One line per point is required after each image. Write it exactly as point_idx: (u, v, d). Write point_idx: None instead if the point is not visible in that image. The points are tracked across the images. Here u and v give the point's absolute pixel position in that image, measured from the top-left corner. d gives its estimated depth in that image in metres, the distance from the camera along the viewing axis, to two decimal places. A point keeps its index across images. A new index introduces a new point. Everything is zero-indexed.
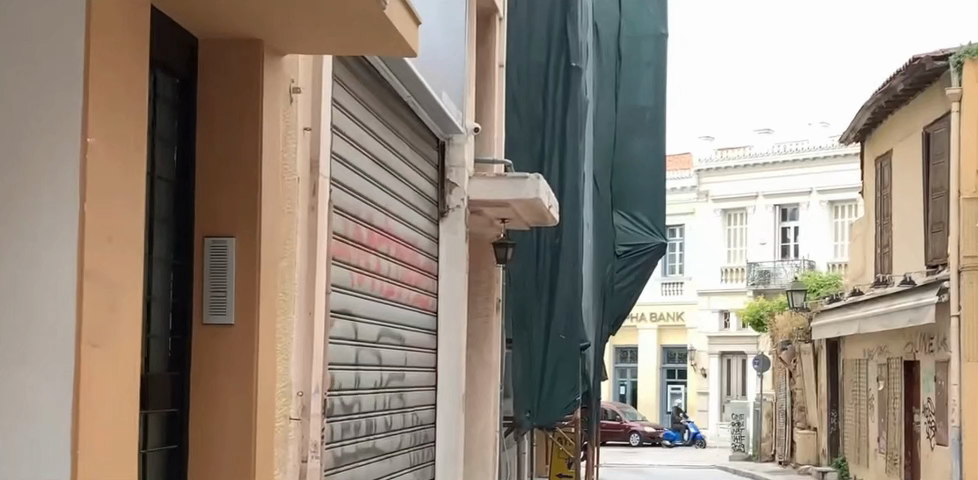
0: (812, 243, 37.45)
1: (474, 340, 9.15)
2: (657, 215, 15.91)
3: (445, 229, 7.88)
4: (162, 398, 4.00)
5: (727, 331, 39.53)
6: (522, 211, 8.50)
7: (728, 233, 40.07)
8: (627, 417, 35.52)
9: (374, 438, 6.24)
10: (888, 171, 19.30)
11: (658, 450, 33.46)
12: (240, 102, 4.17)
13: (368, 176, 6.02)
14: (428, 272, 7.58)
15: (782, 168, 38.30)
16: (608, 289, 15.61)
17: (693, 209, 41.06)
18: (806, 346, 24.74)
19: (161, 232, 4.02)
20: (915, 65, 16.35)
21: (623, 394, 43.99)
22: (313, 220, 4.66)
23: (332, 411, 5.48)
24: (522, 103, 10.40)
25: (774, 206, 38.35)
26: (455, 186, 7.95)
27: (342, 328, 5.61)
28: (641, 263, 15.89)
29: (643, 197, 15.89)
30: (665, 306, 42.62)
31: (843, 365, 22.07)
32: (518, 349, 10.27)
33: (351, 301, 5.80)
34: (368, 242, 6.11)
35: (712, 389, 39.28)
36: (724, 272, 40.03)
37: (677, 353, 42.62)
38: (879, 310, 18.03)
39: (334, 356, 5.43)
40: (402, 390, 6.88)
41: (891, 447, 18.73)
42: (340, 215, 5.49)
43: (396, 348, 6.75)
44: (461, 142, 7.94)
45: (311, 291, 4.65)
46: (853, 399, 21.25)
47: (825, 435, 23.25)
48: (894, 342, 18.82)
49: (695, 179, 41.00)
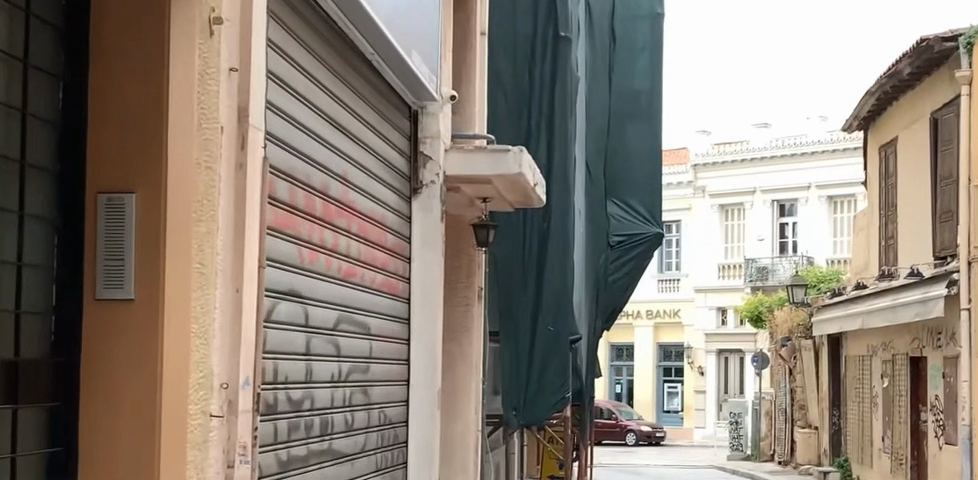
0: (810, 238, 36.70)
1: (454, 332, 8.38)
2: (652, 206, 15.36)
3: (418, 208, 7.12)
4: (43, 389, 3.26)
5: (725, 329, 38.76)
6: (505, 189, 7.73)
7: (725, 229, 39.18)
8: (624, 416, 34.76)
9: (330, 439, 5.48)
10: (893, 160, 18.55)
11: (654, 450, 32.70)
12: (140, 31, 3.44)
13: (322, 139, 5.29)
14: (397, 253, 6.83)
15: (780, 162, 37.50)
16: (603, 283, 14.78)
17: (691, 204, 40.32)
18: (807, 343, 23.97)
19: (41, 187, 3.28)
20: (923, 46, 15.61)
21: (619, 393, 43.16)
22: (241, 178, 3.91)
23: (277, 408, 4.72)
24: (506, 77, 9.63)
25: (773, 202, 37.58)
26: (429, 159, 7.18)
27: (288, 311, 4.84)
28: (636, 255, 15.22)
29: (640, 185, 15.12)
30: (661, 304, 41.84)
31: (845, 362, 21.30)
32: (505, 343, 9.43)
33: (301, 283, 5.04)
34: (323, 215, 5.33)
35: (710, 387, 38.50)
36: (721, 268, 39.20)
37: (673, 350, 41.82)
38: (884, 304, 17.27)
39: (276, 344, 4.68)
40: (367, 386, 6.13)
41: (897, 446, 17.98)
42: (286, 179, 4.74)
43: (360, 338, 5.99)
44: (436, 112, 7.19)
45: (240, 264, 3.90)
46: (856, 397, 20.49)
47: (826, 434, 22.50)
48: (900, 337, 18.07)
49: (691, 174, 40.16)
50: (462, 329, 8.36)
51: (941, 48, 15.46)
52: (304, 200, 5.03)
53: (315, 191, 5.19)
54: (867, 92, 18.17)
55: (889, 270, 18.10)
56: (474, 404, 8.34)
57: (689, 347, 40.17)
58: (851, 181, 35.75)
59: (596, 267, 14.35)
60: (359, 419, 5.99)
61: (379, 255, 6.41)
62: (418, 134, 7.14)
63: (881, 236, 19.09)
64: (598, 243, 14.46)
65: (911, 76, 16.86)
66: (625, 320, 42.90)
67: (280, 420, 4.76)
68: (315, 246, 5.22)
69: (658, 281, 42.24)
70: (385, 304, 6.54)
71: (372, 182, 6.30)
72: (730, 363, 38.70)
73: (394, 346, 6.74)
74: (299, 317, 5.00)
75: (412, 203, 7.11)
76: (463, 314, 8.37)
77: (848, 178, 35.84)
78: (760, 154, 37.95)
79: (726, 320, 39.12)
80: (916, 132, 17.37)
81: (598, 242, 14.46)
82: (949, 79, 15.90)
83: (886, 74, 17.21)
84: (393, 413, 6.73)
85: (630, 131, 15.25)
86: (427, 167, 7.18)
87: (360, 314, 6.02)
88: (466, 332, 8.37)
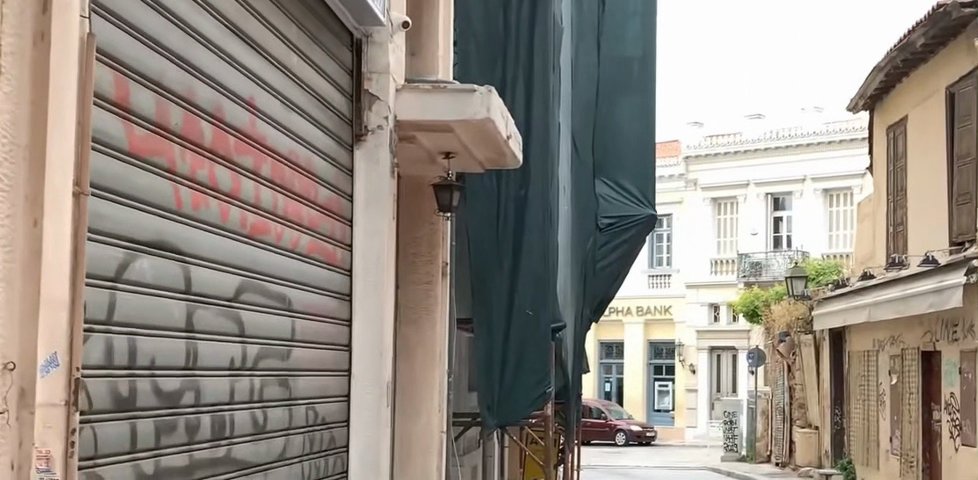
0: (806, 232, 35.44)
1: (414, 318, 7.06)
2: (645, 185, 13.89)
3: (362, 158, 5.82)
4: None
5: (717, 325, 37.38)
6: (472, 143, 6.42)
7: (718, 223, 37.88)
8: (614, 415, 33.46)
9: (228, 443, 4.18)
10: (901, 140, 17.25)
11: (646, 450, 31.37)
12: None
13: (213, 43, 4.02)
14: (331, 210, 5.53)
15: (774, 153, 36.17)
16: (592, 270, 13.37)
17: (682, 198, 38.86)
18: (806, 338, 22.66)
19: None
20: (940, 13, 14.19)
21: (609, 391, 41.65)
22: (41, 53, 2.66)
23: (135, 402, 3.46)
24: (477, 19, 8.29)
25: (767, 195, 36.30)
26: (376, 99, 5.89)
27: (153, 269, 3.56)
28: (628, 239, 13.78)
29: (630, 161, 13.85)
30: (652, 300, 40.45)
31: (849, 358, 20.04)
32: (476, 331, 8.01)
33: (177, 235, 3.75)
34: (211, 146, 4.02)
35: (702, 386, 37.13)
36: (714, 263, 37.90)
37: (664, 348, 40.35)
38: (892, 296, 16.02)
39: (126, 312, 3.39)
40: (288, 377, 4.84)
41: (907, 447, 16.71)
42: (143, 84, 3.47)
43: (278, 314, 4.70)
44: (383, 42, 5.91)
45: (36, 182, 2.63)
46: (861, 396, 19.20)
47: (828, 435, 21.21)
48: (909, 331, 16.80)
49: (683, 166, 38.73)
50: (425, 309, 7.05)
51: (960, 15, 14.03)
52: (179, 120, 3.74)
53: (199, 113, 3.91)
54: (874, 68, 16.91)
55: (898, 257, 16.81)
56: (433, 400, 7.06)
57: (681, 344, 38.83)
58: (848, 173, 34.43)
59: (583, 250, 12.99)
60: (278, 420, 4.70)
61: (304, 210, 5.10)
62: (360, 68, 5.86)
63: (888, 223, 17.81)
64: (585, 227, 13.13)
65: (924, 48, 15.59)
66: (615, 316, 41.51)
67: (138, 418, 3.49)
68: (201, 186, 3.93)
69: (649, 277, 40.82)
70: (314, 274, 5.24)
71: (298, 118, 5.01)
72: (722, 361, 37.37)
73: (328, 327, 5.45)
74: (174, 280, 3.73)
75: (355, 152, 5.81)
76: (424, 294, 7.05)
77: (845, 171, 34.52)
78: (754, 147, 36.64)
79: (718, 316, 37.81)
80: (928, 110, 16.09)
81: (583, 223, 13.09)
82: (967, 51, 14.61)
83: (896, 46, 15.92)
84: (327, 412, 5.42)
85: (620, 110, 13.98)
86: (373, 109, 5.89)
87: (278, 283, 4.73)
88: (427, 313, 7.05)
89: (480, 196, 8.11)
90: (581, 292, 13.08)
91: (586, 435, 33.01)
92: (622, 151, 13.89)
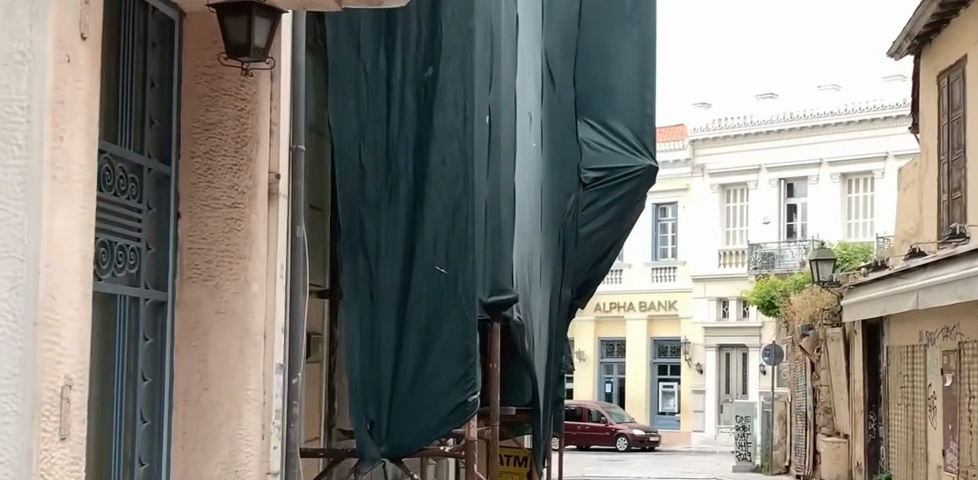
0: (821, 219, 30.36)
1: (213, 270, 3.85)
2: (641, 126, 10.38)
3: None
4: None
5: (724, 322, 32.11)
6: None
7: (725, 212, 32.45)
8: (615, 418, 29.92)
9: None
10: (958, 88, 14.07)
11: (646, 458, 27.88)
12: None
13: None
14: None
15: (788, 135, 31.07)
16: (573, 238, 9.84)
17: (687, 185, 33.21)
18: (832, 332, 19.39)
19: None
20: None
21: (610, 393, 35.40)
22: None
23: None
24: None
25: (780, 181, 31.07)
26: None
27: None
28: (621, 198, 10.13)
29: (625, 99, 10.40)
30: (655, 294, 34.61)
31: (888, 356, 16.79)
32: (347, 303, 4.81)
33: None
34: None
35: (709, 386, 31.77)
36: (722, 256, 32.52)
37: (670, 346, 34.36)
38: (949, 277, 12.76)
39: None
40: None
41: (966, 464, 13.43)
42: None
43: None
44: None
45: None
46: (904, 398, 15.94)
47: (861, 444, 17.97)
48: (969, 320, 13.51)
49: (688, 150, 33.07)
50: (236, 243, 3.87)
51: None
52: None
53: None
54: None
55: (957, 227, 13.57)
56: (249, 414, 3.89)
57: (686, 341, 33.28)
58: (868, 155, 29.52)
59: (554, 216, 9.48)
60: None
61: None
62: None
63: (939, 189, 14.61)
64: (563, 183, 9.66)
65: None
66: (616, 312, 35.53)
67: None
68: None
69: (652, 268, 34.73)
70: None
71: None
72: (731, 361, 32.02)
73: None
74: None
75: None
76: (229, 225, 3.87)
77: (865, 153, 29.58)
78: (766, 127, 31.40)
79: (727, 312, 32.45)
80: None
81: (559, 176, 9.60)
82: None
83: None
84: None
85: (615, 30, 10.44)
86: None
87: None
88: (246, 256, 3.88)
89: (344, 80, 5.00)
90: (556, 271, 9.62)
91: (583, 440, 29.60)
92: (612, 87, 10.46)
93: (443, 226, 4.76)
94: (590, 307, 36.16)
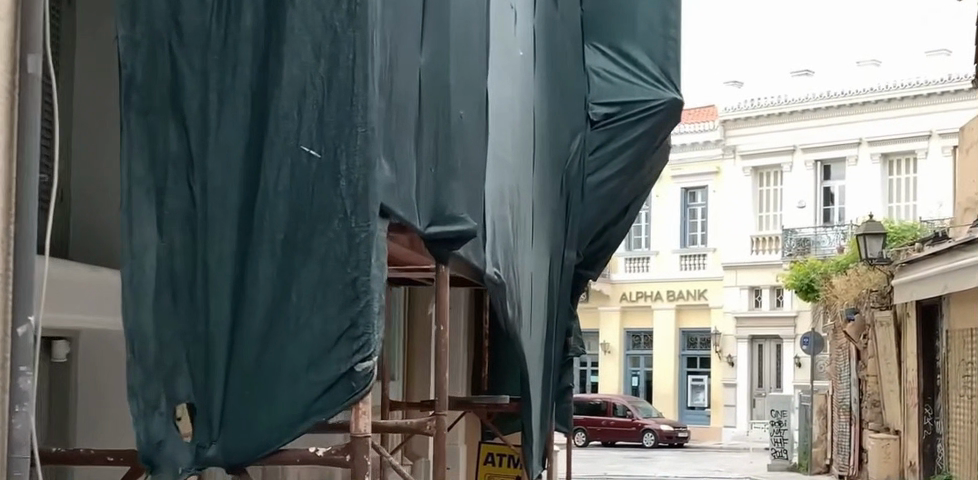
0: (860, 203, 28.03)
1: None
2: (664, 53, 7.85)
3: None
4: None
5: (758, 311, 29.90)
6: None
7: (759, 196, 30.18)
8: (642, 414, 27.85)
9: None
10: None
11: (674, 455, 25.83)
12: None
13: None
14: None
15: (825, 113, 28.71)
16: (578, 189, 7.50)
17: (718, 167, 31.02)
18: (880, 316, 17.31)
19: None
20: None
21: (636, 387, 33.24)
22: None
23: None
24: None
25: (815, 163, 28.84)
26: None
27: None
28: (639, 139, 7.65)
29: (643, 19, 7.81)
30: (683, 283, 32.55)
31: (947, 341, 14.73)
32: (146, 214, 2.98)
33: None
34: None
35: (741, 379, 29.58)
36: (754, 242, 30.26)
37: (699, 337, 32.19)
38: None
39: None
40: None
41: None
42: None
43: None
44: None
45: None
46: (967, 390, 13.84)
47: (914, 441, 15.89)
48: None
49: (718, 131, 30.87)
50: None
51: None
52: None
53: None
54: None
55: None
56: None
57: (716, 333, 31.11)
58: (910, 134, 27.15)
59: (550, 166, 7.03)
60: None
61: None
62: None
63: None
64: (562, 121, 7.23)
65: None
66: (643, 301, 33.44)
67: None
68: None
69: (680, 256, 32.60)
70: None
71: None
72: (765, 352, 29.80)
73: None
74: None
75: None
76: None
77: (907, 131, 27.21)
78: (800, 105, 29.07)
79: (760, 301, 30.24)
80: None
81: (557, 104, 7.15)
82: None
83: None
84: None
85: None
86: None
87: None
88: None
89: None
90: (554, 237, 7.20)
91: (608, 436, 27.62)
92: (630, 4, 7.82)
93: (316, 79, 2.87)
94: (616, 296, 33.99)
